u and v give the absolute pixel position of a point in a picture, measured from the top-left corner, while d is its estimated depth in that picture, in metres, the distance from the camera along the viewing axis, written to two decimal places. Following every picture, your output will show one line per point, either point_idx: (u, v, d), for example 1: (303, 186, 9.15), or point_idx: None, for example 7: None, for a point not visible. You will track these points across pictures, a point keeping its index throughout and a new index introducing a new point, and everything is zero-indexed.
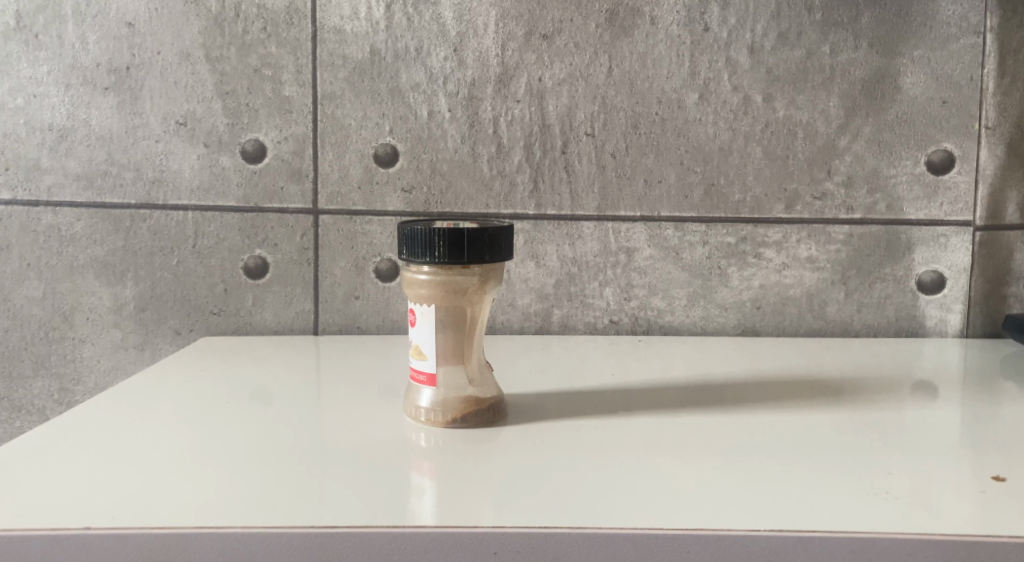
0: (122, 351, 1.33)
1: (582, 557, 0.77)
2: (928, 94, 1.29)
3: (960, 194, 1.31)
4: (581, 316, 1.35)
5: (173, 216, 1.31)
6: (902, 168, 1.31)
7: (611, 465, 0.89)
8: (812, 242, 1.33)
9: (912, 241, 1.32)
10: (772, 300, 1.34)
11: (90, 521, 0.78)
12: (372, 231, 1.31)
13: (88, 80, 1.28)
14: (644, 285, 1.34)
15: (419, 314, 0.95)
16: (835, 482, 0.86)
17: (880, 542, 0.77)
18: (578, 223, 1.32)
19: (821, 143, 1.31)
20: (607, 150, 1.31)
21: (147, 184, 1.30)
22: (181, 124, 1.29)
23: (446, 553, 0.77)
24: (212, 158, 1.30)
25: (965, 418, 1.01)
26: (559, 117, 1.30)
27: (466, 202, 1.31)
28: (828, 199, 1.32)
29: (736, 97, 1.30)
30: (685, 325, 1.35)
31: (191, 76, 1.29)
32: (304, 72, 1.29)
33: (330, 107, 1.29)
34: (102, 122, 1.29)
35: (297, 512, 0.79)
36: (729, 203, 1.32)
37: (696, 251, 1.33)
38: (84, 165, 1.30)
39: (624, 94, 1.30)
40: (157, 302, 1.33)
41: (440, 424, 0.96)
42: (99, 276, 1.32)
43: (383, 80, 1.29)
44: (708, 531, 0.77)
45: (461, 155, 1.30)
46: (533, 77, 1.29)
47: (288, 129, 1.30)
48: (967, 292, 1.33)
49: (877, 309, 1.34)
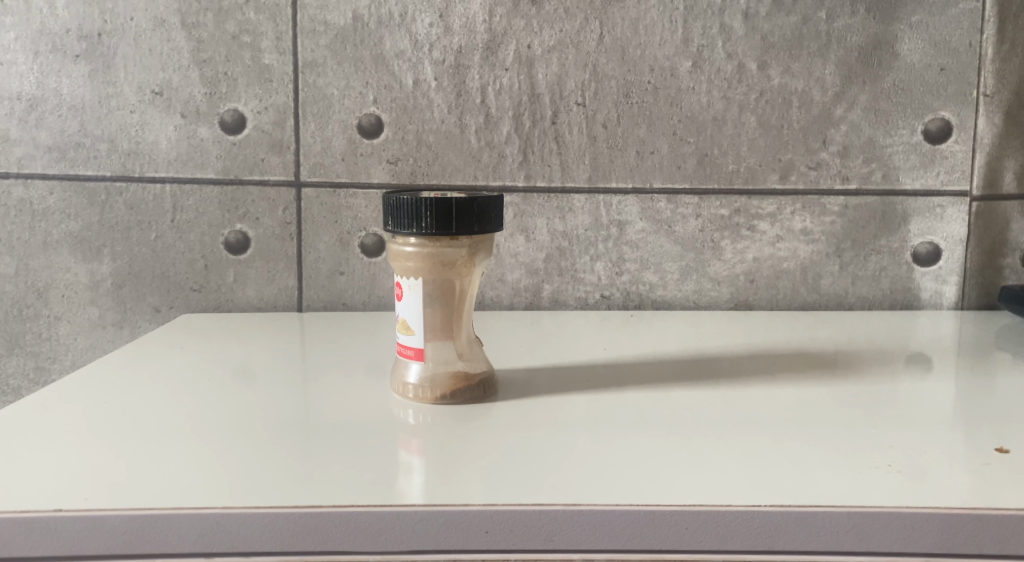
0: (99, 329, 1.29)
1: (577, 535, 0.74)
2: (926, 61, 1.26)
3: (958, 163, 1.29)
4: (571, 291, 1.32)
5: (150, 188, 1.26)
6: (899, 137, 1.28)
7: (605, 441, 0.86)
8: (807, 214, 1.30)
9: (908, 212, 1.30)
10: (766, 274, 1.32)
11: (62, 502, 0.74)
12: (356, 205, 1.27)
13: (58, 47, 1.23)
14: (635, 260, 1.31)
15: (406, 288, 0.91)
16: (836, 456, 0.83)
17: (885, 515, 0.74)
18: (569, 195, 1.29)
19: (816, 112, 1.28)
20: (598, 120, 1.27)
21: (122, 156, 1.26)
22: (156, 94, 1.25)
23: (437, 532, 0.74)
24: (189, 129, 1.26)
25: (963, 390, 0.99)
26: (549, 85, 1.26)
27: (454, 174, 1.28)
28: (824, 168, 1.29)
29: (731, 65, 1.26)
30: (678, 300, 1.33)
31: (166, 43, 1.24)
32: (284, 39, 1.24)
33: (311, 75, 1.25)
34: (73, 91, 1.24)
35: (281, 491, 0.76)
36: (722, 174, 1.29)
37: (689, 223, 1.30)
38: (56, 136, 1.25)
39: (616, 62, 1.26)
40: (135, 278, 1.28)
41: (429, 401, 0.93)
42: (74, 251, 1.27)
43: (367, 48, 1.25)
44: (705, 508, 0.74)
45: (448, 126, 1.26)
46: (522, 44, 1.25)
47: (268, 99, 1.25)
48: (964, 264, 1.31)
49: (872, 282, 1.32)
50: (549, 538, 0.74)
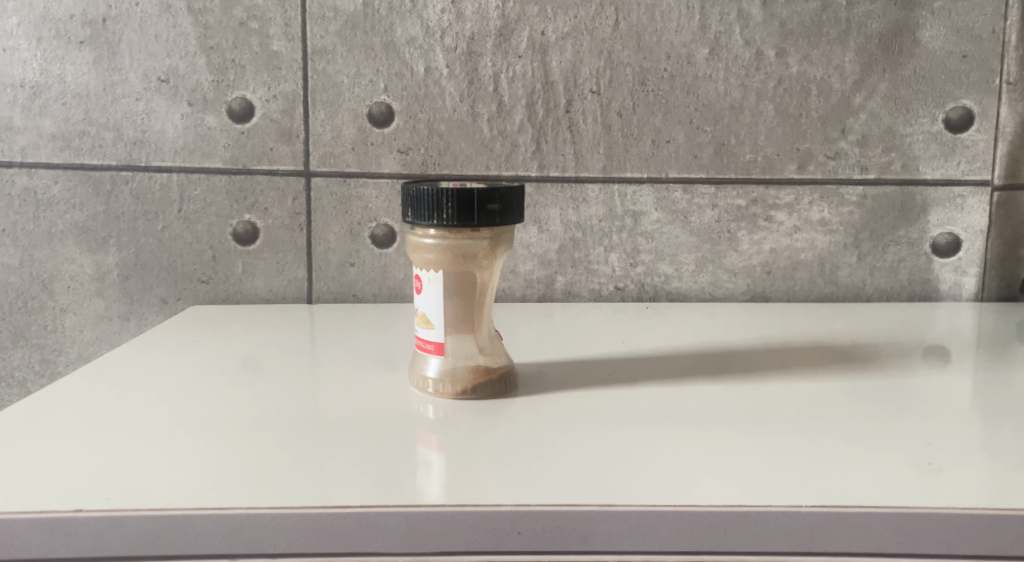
0: (105, 321, 1.27)
1: (612, 535, 0.72)
2: (947, 48, 1.24)
3: (979, 153, 1.26)
4: (585, 282, 1.30)
5: (156, 178, 1.24)
6: (919, 126, 1.26)
7: (633, 437, 0.83)
8: (825, 204, 1.28)
9: (927, 202, 1.27)
10: (783, 265, 1.30)
11: (81, 501, 0.71)
12: (366, 195, 1.25)
13: (62, 33, 1.20)
14: (651, 251, 1.29)
15: (425, 281, 0.89)
16: (873, 452, 0.80)
17: (930, 516, 0.72)
18: (583, 185, 1.26)
19: (835, 100, 1.25)
20: (613, 108, 1.25)
21: (128, 145, 1.23)
22: (163, 81, 1.22)
23: (466, 533, 0.71)
24: (196, 117, 1.23)
25: (996, 384, 0.96)
26: (563, 73, 1.24)
27: (466, 163, 1.25)
28: (842, 158, 1.26)
29: (748, 52, 1.24)
30: (693, 292, 1.30)
31: (173, 29, 1.21)
32: (293, 26, 1.22)
33: (321, 62, 1.22)
34: (78, 78, 1.21)
35: (306, 489, 0.73)
36: (739, 163, 1.26)
37: (706, 214, 1.28)
38: (60, 125, 1.22)
39: (631, 49, 1.23)
40: (141, 269, 1.26)
41: (449, 396, 0.90)
42: (79, 242, 1.24)
43: (377, 34, 1.22)
44: (743, 508, 0.72)
45: (460, 114, 1.24)
46: (536, 31, 1.23)
47: (276, 86, 1.23)
48: (984, 255, 1.29)
49: (891, 273, 1.30)
50: (582, 539, 0.72)
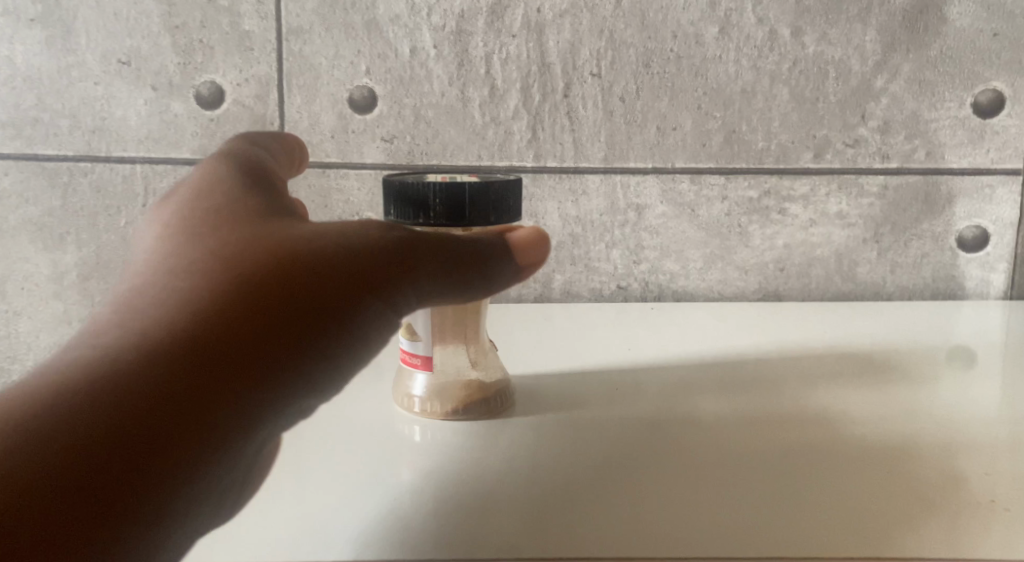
0: (65, 325, 1.19)
1: None
2: (977, 25, 1.14)
3: (1010, 139, 1.17)
4: (586, 281, 1.22)
5: (118, 169, 1.14)
6: (945, 110, 1.16)
7: None
8: (843, 196, 1.19)
9: (953, 193, 1.18)
10: (798, 262, 1.21)
11: None
12: (348, 186, 1.16)
13: (11, 11, 1.10)
14: (655, 247, 1.20)
15: None
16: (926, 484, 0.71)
17: None
18: (583, 176, 1.17)
19: (855, 83, 1.15)
20: (615, 93, 1.15)
21: (86, 133, 1.13)
22: (124, 63, 1.12)
23: None
24: (161, 103, 1.13)
25: None
26: (561, 54, 1.14)
27: (456, 153, 1.16)
28: (862, 145, 1.17)
29: (761, 31, 1.14)
30: (700, 290, 1.23)
31: (134, 7, 1.11)
32: (265, 3, 1.12)
33: (297, 43, 1.13)
34: (29, 60, 1.12)
35: None
36: (751, 151, 1.17)
37: (714, 207, 1.19)
38: (11, 111, 1.13)
39: (635, 28, 1.13)
40: (104, 269, 1.17)
41: (439, 416, 0.84)
42: (34, 240, 1.16)
43: (358, 12, 1.12)
44: None
45: (449, 99, 1.14)
46: (531, 7, 1.13)
47: (249, 69, 1.13)
48: (1014, 249, 1.20)
49: (913, 269, 1.21)
50: None
